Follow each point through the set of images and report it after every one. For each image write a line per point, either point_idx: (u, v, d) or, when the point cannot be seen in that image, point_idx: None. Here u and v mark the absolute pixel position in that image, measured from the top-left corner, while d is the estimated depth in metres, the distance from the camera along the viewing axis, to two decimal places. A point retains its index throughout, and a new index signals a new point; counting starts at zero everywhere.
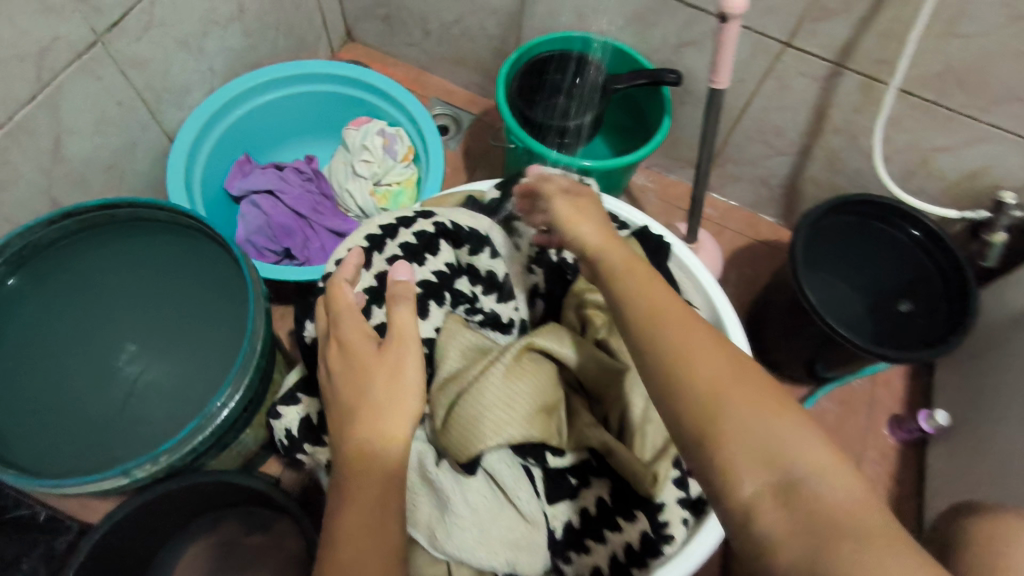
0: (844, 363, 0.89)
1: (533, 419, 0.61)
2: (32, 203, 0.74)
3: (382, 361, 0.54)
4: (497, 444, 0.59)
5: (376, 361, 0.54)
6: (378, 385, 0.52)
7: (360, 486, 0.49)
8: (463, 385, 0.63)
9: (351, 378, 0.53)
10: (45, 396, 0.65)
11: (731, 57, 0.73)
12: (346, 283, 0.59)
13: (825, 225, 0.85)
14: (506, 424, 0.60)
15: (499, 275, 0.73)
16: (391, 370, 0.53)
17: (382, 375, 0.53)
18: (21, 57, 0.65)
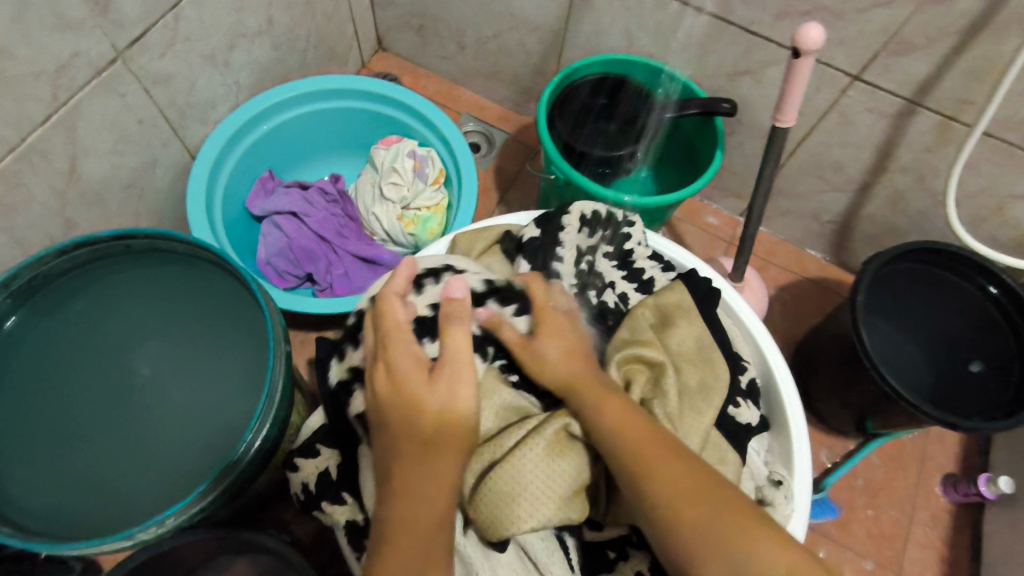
0: (900, 424, 0.82)
1: (569, 501, 0.56)
2: (45, 226, 0.70)
3: (432, 387, 0.50)
4: (528, 529, 0.54)
5: (428, 386, 0.50)
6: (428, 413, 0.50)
7: (404, 530, 0.46)
8: (498, 454, 0.58)
9: (399, 402, 0.50)
10: (47, 439, 0.60)
11: (800, 94, 0.67)
12: (396, 297, 0.55)
13: (887, 273, 0.79)
14: (539, 509, 0.54)
15: None
16: (442, 396, 0.50)
17: (434, 400, 0.50)
18: (37, 75, 0.61)
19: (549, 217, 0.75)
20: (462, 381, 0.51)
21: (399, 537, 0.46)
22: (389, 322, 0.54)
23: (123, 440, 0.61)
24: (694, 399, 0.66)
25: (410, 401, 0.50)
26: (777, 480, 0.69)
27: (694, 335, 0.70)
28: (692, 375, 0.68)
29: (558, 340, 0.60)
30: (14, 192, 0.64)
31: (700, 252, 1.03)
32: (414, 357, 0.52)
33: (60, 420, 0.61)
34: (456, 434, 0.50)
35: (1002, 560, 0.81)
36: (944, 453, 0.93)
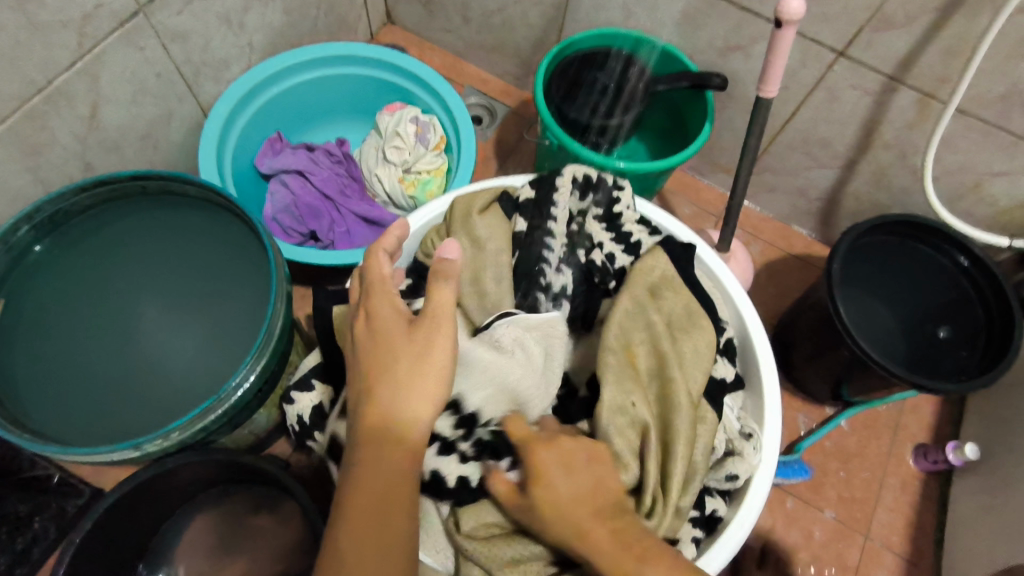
0: (869, 389, 0.86)
1: None
2: (66, 167, 0.74)
3: (409, 342, 0.49)
4: None
5: (405, 338, 0.49)
6: (401, 365, 0.48)
7: (370, 468, 0.46)
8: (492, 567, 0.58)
9: (376, 353, 0.49)
10: (65, 361, 0.65)
11: (783, 65, 0.71)
12: (384, 254, 0.55)
13: (865, 244, 0.82)
14: None
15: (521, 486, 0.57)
16: (419, 354, 0.49)
17: (408, 356, 0.49)
18: (64, 23, 0.65)
19: (544, 178, 0.79)
20: (439, 345, 0.49)
21: (362, 481, 0.46)
22: (375, 277, 0.54)
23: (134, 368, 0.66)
24: (691, 366, 0.69)
25: (384, 354, 0.49)
26: (747, 433, 0.72)
27: (685, 302, 0.73)
28: (688, 342, 0.70)
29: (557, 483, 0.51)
30: (38, 133, 0.68)
31: (690, 225, 1.07)
32: (395, 313, 0.51)
33: (77, 348, 0.66)
34: (430, 385, 0.48)
35: (965, 522, 0.85)
36: (917, 424, 0.96)
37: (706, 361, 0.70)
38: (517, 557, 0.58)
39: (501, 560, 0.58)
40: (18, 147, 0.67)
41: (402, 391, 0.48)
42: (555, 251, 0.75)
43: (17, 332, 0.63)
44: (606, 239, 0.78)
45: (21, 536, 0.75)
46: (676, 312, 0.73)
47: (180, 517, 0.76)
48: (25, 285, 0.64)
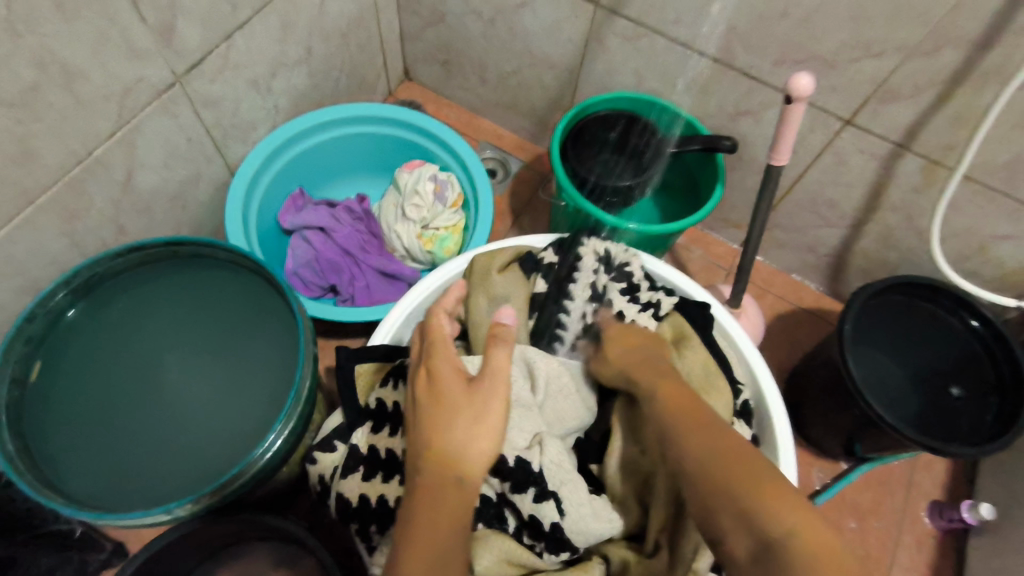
0: (886, 448, 0.86)
1: None
2: (100, 230, 0.76)
3: (471, 399, 0.52)
4: None
5: (465, 397, 0.52)
6: (461, 421, 0.51)
7: (427, 520, 0.47)
8: None
9: (436, 409, 0.52)
10: (91, 423, 0.65)
11: (794, 135, 0.74)
12: (444, 316, 0.60)
13: (877, 304, 0.83)
14: None
15: (544, 523, 0.62)
16: (482, 407, 0.52)
17: (466, 412, 0.51)
18: (107, 96, 0.68)
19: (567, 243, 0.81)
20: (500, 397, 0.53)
21: (420, 536, 0.47)
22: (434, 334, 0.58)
23: (162, 423, 0.67)
24: None
25: (446, 409, 0.51)
26: None
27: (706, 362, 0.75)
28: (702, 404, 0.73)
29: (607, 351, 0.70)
30: (77, 199, 0.71)
31: (700, 279, 1.09)
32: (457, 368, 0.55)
33: (108, 412, 0.67)
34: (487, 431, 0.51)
35: None
36: (932, 481, 0.96)
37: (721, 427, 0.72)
38: None
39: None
40: (58, 214, 0.70)
41: (465, 441, 0.50)
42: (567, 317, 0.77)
43: (50, 395, 0.65)
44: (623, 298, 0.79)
45: None
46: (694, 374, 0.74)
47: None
48: (58, 348, 0.65)
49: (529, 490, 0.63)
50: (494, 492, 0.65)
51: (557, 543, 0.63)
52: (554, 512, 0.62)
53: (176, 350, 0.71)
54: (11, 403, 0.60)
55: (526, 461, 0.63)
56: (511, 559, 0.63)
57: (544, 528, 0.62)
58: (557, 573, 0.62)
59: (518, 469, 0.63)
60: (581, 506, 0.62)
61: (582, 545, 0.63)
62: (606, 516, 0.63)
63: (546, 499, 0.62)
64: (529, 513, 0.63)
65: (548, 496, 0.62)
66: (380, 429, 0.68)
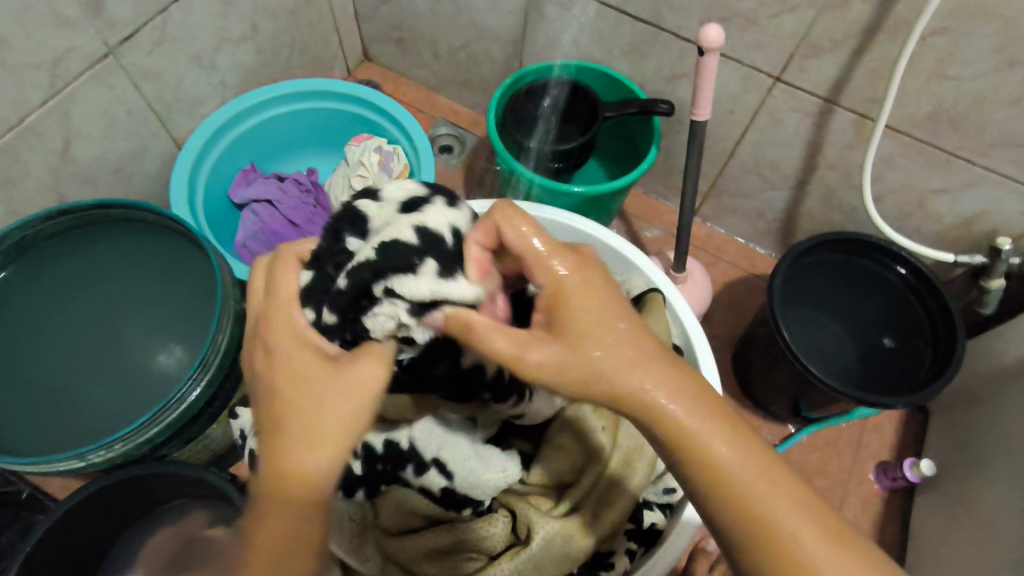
0: (826, 405, 0.86)
1: None
2: (39, 199, 0.79)
3: (338, 383, 0.42)
4: None
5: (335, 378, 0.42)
6: (330, 403, 0.41)
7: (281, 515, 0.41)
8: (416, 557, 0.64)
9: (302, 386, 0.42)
10: (29, 379, 0.69)
11: (712, 89, 0.74)
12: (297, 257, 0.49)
13: (811, 263, 0.83)
14: None
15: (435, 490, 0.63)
16: (346, 391, 0.42)
17: (335, 394, 0.42)
18: (35, 64, 0.71)
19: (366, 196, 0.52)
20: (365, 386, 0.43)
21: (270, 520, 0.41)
22: (282, 298, 0.46)
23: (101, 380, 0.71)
24: None
25: (301, 393, 0.42)
26: None
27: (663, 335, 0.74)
28: None
29: (581, 342, 0.42)
30: (11, 167, 0.74)
31: (651, 247, 1.10)
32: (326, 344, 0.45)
33: (50, 369, 0.71)
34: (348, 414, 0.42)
35: (927, 538, 0.83)
36: (880, 442, 0.95)
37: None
38: (440, 550, 0.64)
39: (421, 552, 0.64)
40: None
41: (316, 426, 0.41)
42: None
43: None
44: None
45: None
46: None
47: (138, 531, 0.79)
48: None
49: (408, 467, 0.63)
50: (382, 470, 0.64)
51: (455, 504, 0.63)
52: (440, 479, 0.62)
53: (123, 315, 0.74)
54: None
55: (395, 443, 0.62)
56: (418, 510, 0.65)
57: (437, 494, 0.63)
58: (462, 526, 0.64)
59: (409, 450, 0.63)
60: (468, 465, 0.62)
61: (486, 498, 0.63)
62: (498, 465, 0.63)
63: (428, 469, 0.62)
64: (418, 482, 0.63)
65: (428, 466, 0.62)
66: None
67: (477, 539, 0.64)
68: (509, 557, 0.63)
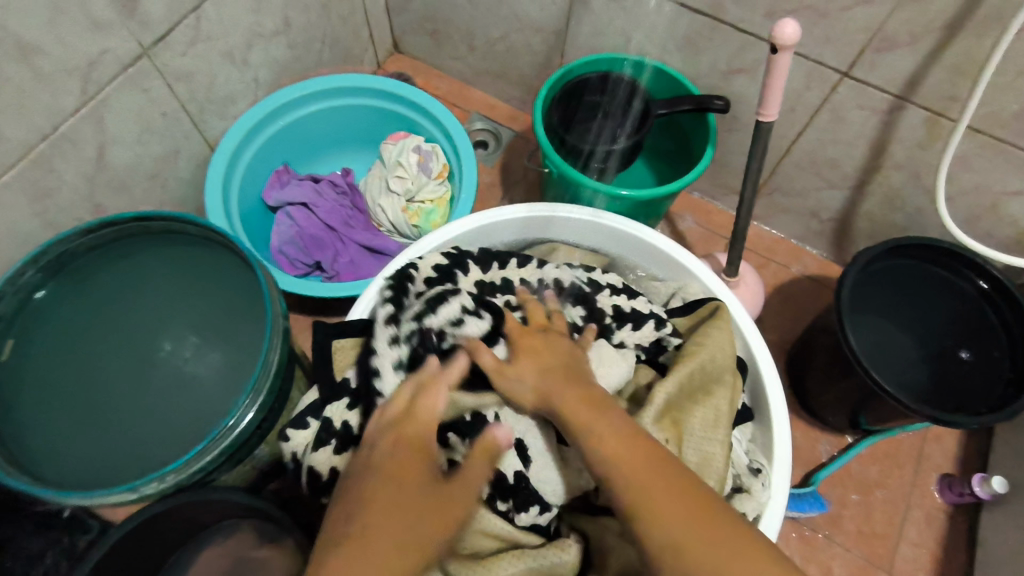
0: (889, 419, 0.82)
1: None
2: (75, 209, 0.76)
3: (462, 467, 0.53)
4: None
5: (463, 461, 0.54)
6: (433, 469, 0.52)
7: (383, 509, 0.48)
8: None
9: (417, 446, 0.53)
10: (73, 401, 0.67)
11: (782, 89, 0.69)
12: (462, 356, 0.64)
13: (879, 269, 0.80)
14: None
15: (509, 476, 0.63)
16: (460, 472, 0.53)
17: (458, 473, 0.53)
18: (69, 70, 0.67)
19: (398, 281, 0.72)
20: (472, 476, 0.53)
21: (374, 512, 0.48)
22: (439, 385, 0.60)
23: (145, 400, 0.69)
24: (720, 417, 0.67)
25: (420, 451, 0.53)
26: (756, 468, 0.71)
27: (728, 346, 0.70)
28: (724, 397, 0.68)
29: (524, 374, 0.62)
30: (47, 178, 0.71)
31: (699, 248, 1.05)
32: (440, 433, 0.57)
33: (94, 387, 0.69)
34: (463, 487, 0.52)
35: (996, 556, 0.80)
36: (941, 453, 0.92)
37: (723, 424, 0.66)
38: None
39: None
40: (27, 193, 0.69)
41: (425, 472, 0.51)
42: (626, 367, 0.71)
43: (25, 372, 0.66)
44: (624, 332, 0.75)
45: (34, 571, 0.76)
46: (690, 370, 0.67)
47: (186, 553, 0.77)
48: (33, 327, 0.66)
49: None
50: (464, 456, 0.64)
51: (524, 500, 0.63)
52: (517, 462, 0.63)
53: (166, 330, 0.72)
54: None
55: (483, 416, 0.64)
56: (491, 533, 0.62)
57: (509, 481, 0.63)
58: (534, 551, 0.62)
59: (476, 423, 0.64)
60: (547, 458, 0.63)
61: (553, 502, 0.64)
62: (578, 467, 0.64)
63: (509, 448, 0.63)
64: (493, 466, 0.62)
65: (509, 445, 0.63)
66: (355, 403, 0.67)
67: (550, 565, 0.62)
68: None
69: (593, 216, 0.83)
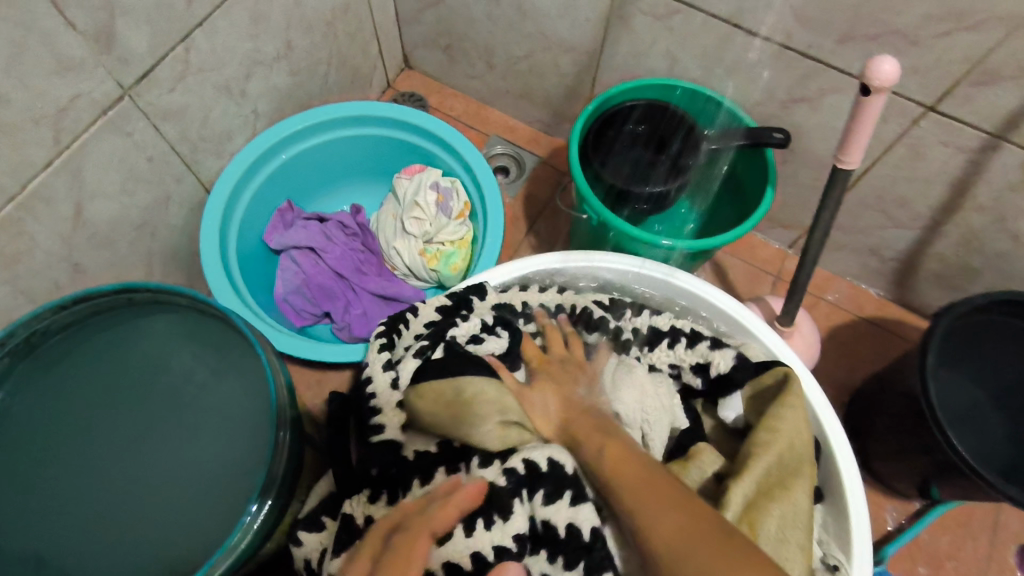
0: (968, 496, 0.73)
1: None
2: (52, 271, 0.67)
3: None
4: None
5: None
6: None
7: None
8: None
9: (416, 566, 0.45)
10: (55, 494, 0.60)
11: (868, 133, 0.59)
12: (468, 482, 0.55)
13: (959, 326, 0.72)
14: None
15: (584, 533, 0.54)
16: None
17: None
18: (37, 120, 0.58)
19: (395, 319, 0.69)
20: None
21: None
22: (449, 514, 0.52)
23: (137, 498, 0.60)
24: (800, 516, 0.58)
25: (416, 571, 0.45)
26: (832, 565, 0.62)
27: (804, 428, 0.62)
28: (803, 492, 0.59)
29: (549, 400, 0.61)
30: (16, 242, 0.61)
31: (744, 289, 0.96)
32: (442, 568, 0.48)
33: (82, 485, 0.60)
34: None
35: None
36: (1020, 521, 0.83)
37: (803, 525, 0.58)
38: None
39: None
40: None
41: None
42: (647, 405, 0.65)
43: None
44: (659, 351, 0.71)
45: None
46: (767, 466, 0.60)
47: None
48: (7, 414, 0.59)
49: (566, 493, 0.55)
50: (516, 537, 0.54)
51: (598, 567, 0.53)
52: (595, 516, 0.54)
53: (161, 411, 0.63)
54: None
55: (558, 464, 0.56)
56: None
57: (585, 540, 0.54)
58: None
59: (551, 473, 0.55)
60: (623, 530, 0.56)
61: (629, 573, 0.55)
62: None
63: (584, 501, 0.55)
64: (565, 524, 0.54)
65: (585, 498, 0.55)
66: (379, 497, 0.58)
67: None
68: None
69: (668, 275, 0.72)
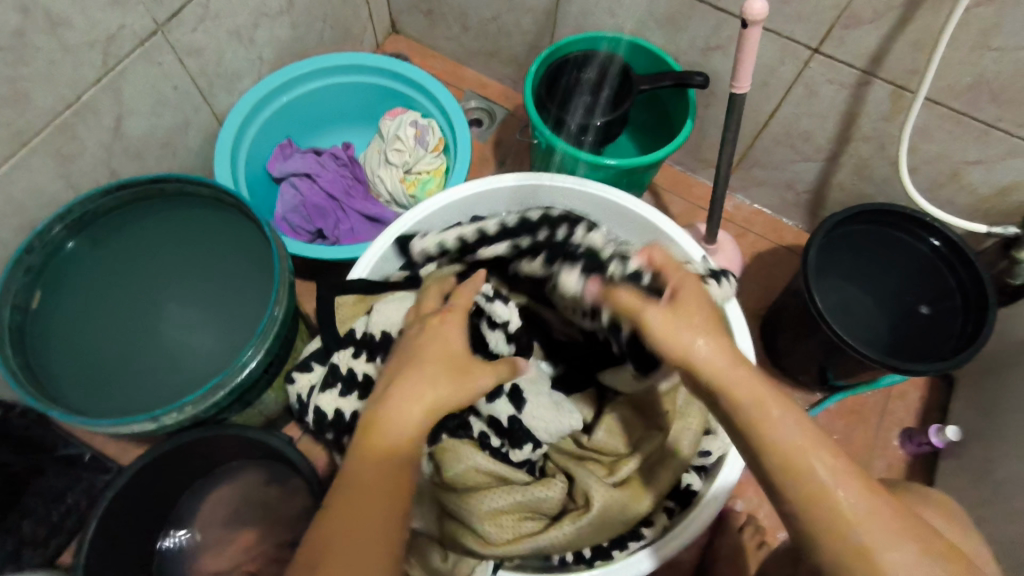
0: (853, 374, 0.88)
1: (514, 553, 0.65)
2: (94, 174, 0.81)
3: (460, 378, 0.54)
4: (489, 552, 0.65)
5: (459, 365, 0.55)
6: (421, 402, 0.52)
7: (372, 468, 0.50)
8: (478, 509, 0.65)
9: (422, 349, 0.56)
10: (101, 348, 0.74)
11: (753, 62, 0.74)
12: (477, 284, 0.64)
13: (844, 233, 0.86)
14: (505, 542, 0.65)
15: (501, 419, 0.68)
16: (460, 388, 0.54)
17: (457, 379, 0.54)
18: (93, 43, 0.72)
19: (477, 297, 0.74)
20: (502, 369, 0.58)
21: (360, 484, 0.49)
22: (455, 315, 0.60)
23: (170, 355, 0.75)
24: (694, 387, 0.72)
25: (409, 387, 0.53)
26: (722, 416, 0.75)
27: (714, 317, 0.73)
28: None
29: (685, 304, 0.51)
30: (70, 143, 0.76)
31: (681, 221, 1.11)
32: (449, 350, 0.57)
33: (123, 346, 0.75)
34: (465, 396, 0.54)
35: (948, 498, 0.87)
36: (905, 410, 0.98)
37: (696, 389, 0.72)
38: (497, 510, 0.66)
39: (484, 511, 0.65)
40: (51, 157, 0.75)
41: (408, 401, 0.52)
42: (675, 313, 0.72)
43: (53, 319, 0.72)
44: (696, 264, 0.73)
45: (57, 509, 0.86)
46: None
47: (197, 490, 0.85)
48: (59, 277, 0.72)
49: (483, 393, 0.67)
50: None
51: (517, 437, 0.68)
52: (511, 407, 0.68)
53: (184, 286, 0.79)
54: (15, 326, 0.67)
55: None
56: (479, 468, 0.67)
57: (504, 424, 0.68)
58: (522, 487, 0.68)
59: None
60: (541, 401, 0.67)
61: (545, 439, 0.68)
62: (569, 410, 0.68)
63: (499, 397, 0.67)
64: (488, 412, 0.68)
65: (500, 395, 0.68)
66: (360, 351, 0.73)
67: (536, 499, 0.67)
68: (570, 517, 0.66)
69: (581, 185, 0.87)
